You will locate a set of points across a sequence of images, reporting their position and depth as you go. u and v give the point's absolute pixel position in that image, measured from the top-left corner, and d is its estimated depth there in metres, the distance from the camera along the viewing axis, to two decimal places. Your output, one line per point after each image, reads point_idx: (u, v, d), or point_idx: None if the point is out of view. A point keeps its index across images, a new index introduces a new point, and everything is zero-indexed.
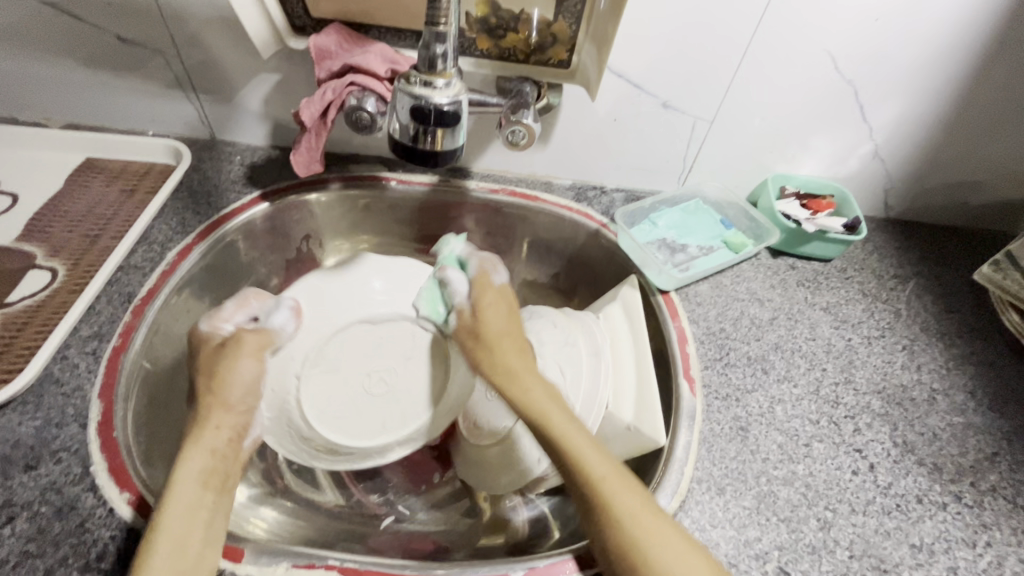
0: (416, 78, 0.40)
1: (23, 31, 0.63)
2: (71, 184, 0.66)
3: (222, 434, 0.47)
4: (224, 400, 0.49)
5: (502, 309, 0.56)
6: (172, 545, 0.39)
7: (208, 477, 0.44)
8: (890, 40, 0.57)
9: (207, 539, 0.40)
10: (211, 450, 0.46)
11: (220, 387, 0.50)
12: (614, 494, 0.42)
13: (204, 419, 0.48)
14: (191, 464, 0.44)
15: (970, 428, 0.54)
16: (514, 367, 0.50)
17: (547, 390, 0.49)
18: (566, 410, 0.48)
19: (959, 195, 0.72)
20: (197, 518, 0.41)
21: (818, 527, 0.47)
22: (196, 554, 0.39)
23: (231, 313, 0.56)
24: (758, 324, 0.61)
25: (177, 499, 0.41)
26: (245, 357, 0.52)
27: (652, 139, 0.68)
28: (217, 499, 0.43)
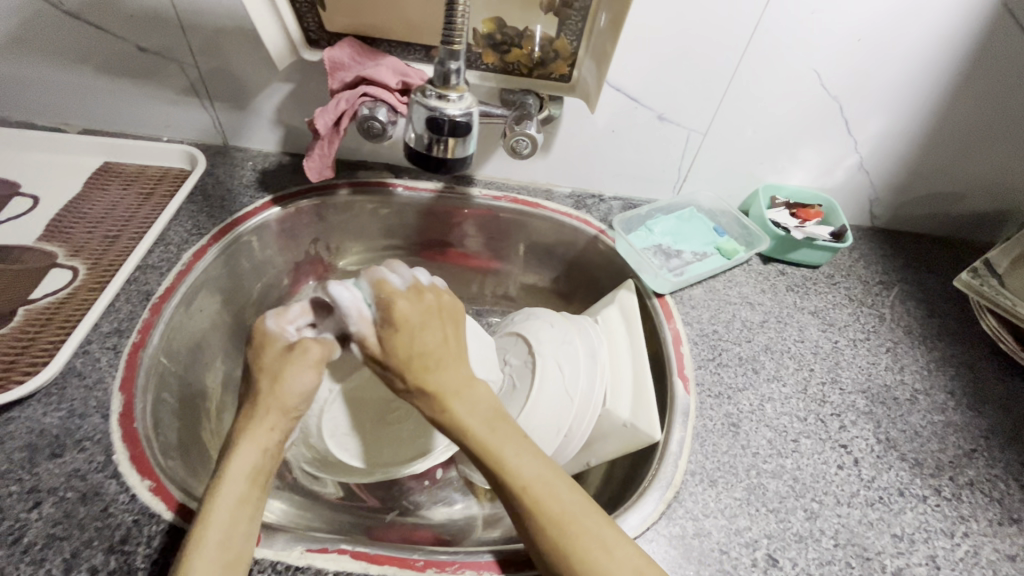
0: (432, 91, 0.43)
1: (46, 40, 0.66)
2: (89, 187, 0.69)
3: (275, 431, 0.48)
4: (281, 405, 0.49)
5: (436, 329, 0.49)
6: (219, 541, 0.41)
7: (255, 476, 0.45)
8: (872, 59, 0.61)
9: (250, 533, 0.42)
10: (262, 447, 0.47)
11: (278, 393, 0.50)
12: (529, 484, 0.43)
13: (260, 417, 0.48)
14: (242, 460, 0.45)
15: (949, 426, 0.57)
16: (434, 378, 0.47)
17: (472, 400, 0.48)
18: (484, 402, 0.48)
19: (940, 206, 0.76)
20: (242, 513, 0.42)
21: (805, 517, 0.49)
22: (240, 550, 0.41)
23: (297, 316, 0.55)
24: (749, 326, 0.64)
25: (225, 495, 0.43)
26: (306, 367, 0.51)
27: (649, 150, 0.71)
28: (261, 495, 0.45)
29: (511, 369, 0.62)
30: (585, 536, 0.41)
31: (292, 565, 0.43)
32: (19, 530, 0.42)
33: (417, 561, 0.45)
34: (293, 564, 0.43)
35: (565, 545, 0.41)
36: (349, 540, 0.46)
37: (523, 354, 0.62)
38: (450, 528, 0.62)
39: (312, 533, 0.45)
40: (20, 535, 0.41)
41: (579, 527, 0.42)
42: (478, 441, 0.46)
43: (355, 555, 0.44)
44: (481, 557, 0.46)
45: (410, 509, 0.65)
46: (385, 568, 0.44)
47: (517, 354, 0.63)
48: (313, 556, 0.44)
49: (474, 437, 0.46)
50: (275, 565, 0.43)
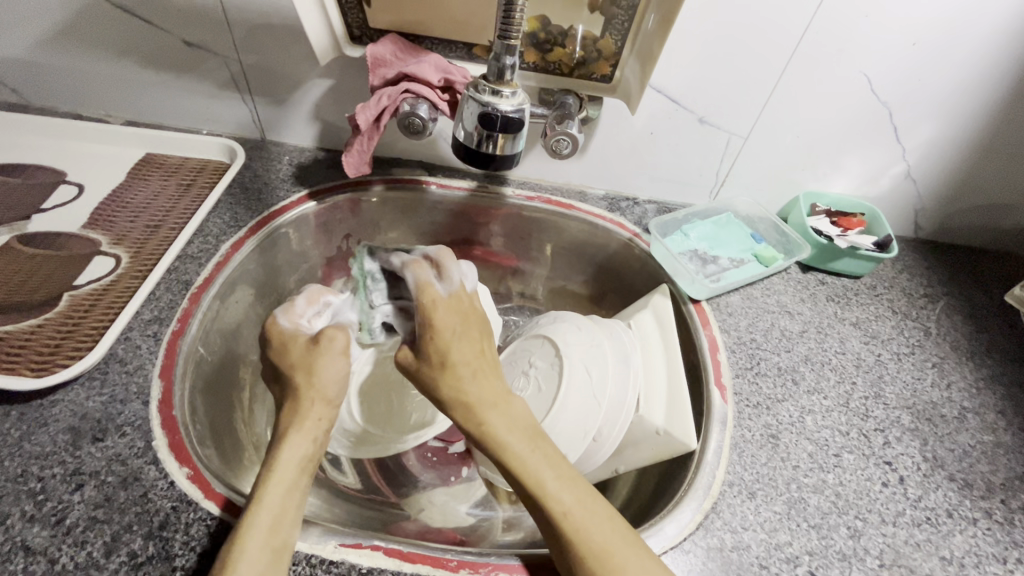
0: (485, 87, 0.43)
1: (97, 33, 0.67)
2: (131, 177, 0.70)
3: (322, 423, 0.49)
4: (324, 394, 0.50)
5: (458, 316, 0.52)
6: (269, 526, 0.41)
7: (305, 463, 0.46)
8: (928, 65, 0.59)
9: (294, 523, 0.42)
10: (311, 437, 0.47)
11: (313, 380, 0.50)
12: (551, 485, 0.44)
13: (306, 410, 0.49)
14: (292, 451, 0.46)
15: (1000, 446, 0.55)
16: (472, 388, 0.48)
17: (501, 419, 0.47)
18: (519, 417, 0.48)
19: (988, 218, 0.73)
20: (289, 501, 0.43)
21: (849, 535, 0.48)
22: (287, 539, 0.41)
23: (304, 309, 0.56)
24: (788, 335, 0.63)
25: (277, 482, 0.43)
26: (337, 355, 0.52)
27: (688, 153, 0.70)
28: (308, 484, 0.45)
29: (536, 372, 0.61)
30: (609, 537, 0.41)
31: (326, 559, 0.43)
32: (61, 511, 0.42)
33: (449, 562, 0.44)
34: (327, 558, 0.43)
35: (578, 543, 0.41)
36: (382, 536, 0.45)
37: (549, 356, 0.62)
38: (475, 530, 0.61)
39: (345, 528, 0.45)
40: (62, 517, 0.42)
41: (589, 527, 0.42)
42: (504, 448, 0.46)
43: (389, 552, 0.44)
44: (513, 560, 0.45)
45: (435, 507, 0.64)
46: (418, 566, 0.44)
47: (543, 356, 0.62)
48: (347, 552, 0.44)
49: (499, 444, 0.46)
50: (308, 559, 0.43)
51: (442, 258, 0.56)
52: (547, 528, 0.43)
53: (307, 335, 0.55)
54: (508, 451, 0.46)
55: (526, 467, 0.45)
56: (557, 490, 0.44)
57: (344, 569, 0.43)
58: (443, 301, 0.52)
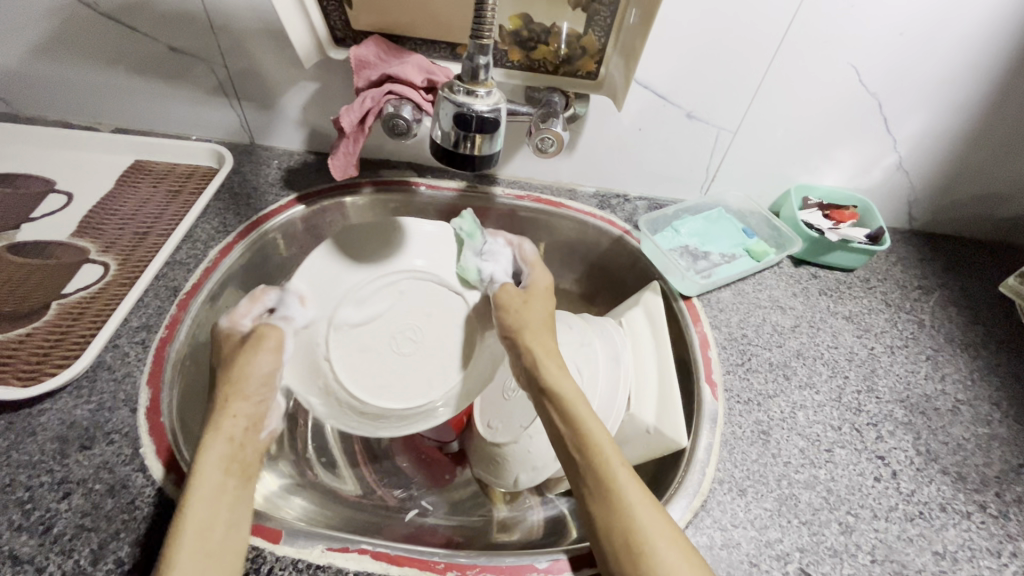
0: (460, 87, 0.43)
1: (81, 41, 0.67)
2: (120, 184, 0.70)
3: (240, 421, 0.48)
4: (240, 391, 0.49)
5: (546, 307, 0.58)
6: (198, 533, 0.40)
7: (228, 465, 0.44)
8: (916, 54, 0.58)
9: (230, 526, 0.41)
10: (229, 437, 0.46)
11: (235, 379, 0.49)
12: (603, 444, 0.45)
13: (224, 410, 0.48)
14: (211, 453, 0.44)
15: (995, 439, 0.54)
16: (566, 386, 0.50)
17: (587, 408, 0.48)
18: (581, 393, 0.50)
19: (983, 208, 0.72)
20: (221, 505, 0.42)
21: (840, 531, 0.47)
22: (221, 543, 0.40)
23: (247, 310, 0.54)
24: (780, 330, 0.62)
25: (203, 484, 0.42)
26: (266, 353, 0.52)
27: (677, 149, 0.70)
28: (238, 485, 0.44)
29: None
30: (637, 497, 0.41)
31: (312, 563, 0.43)
32: (48, 520, 0.42)
33: (436, 564, 0.44)
34: (314, 563, 0.43)
35: (616, 493, 0.42)
36: (371, 540, 0.46)
37: None
38: (469, 531, 0.61)
39: (333, 532, 0.45)
40: (50, 526, 0.42)
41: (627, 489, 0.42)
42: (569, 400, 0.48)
43: (376, 556, 0.44)
44: (502, 562, 0.45)
45: (430, 509, 0.64)
46: (406, 569, 0.44)
47: None
48: (334, 556, 0.44)
49: (564, 397, 0.49)
50: (295, 564, 0.43)
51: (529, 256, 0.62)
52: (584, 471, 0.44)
53: (242, 332, 0.54)
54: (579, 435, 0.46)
55: (583, 422, 0.47)
56: (607, 444, 0.45)
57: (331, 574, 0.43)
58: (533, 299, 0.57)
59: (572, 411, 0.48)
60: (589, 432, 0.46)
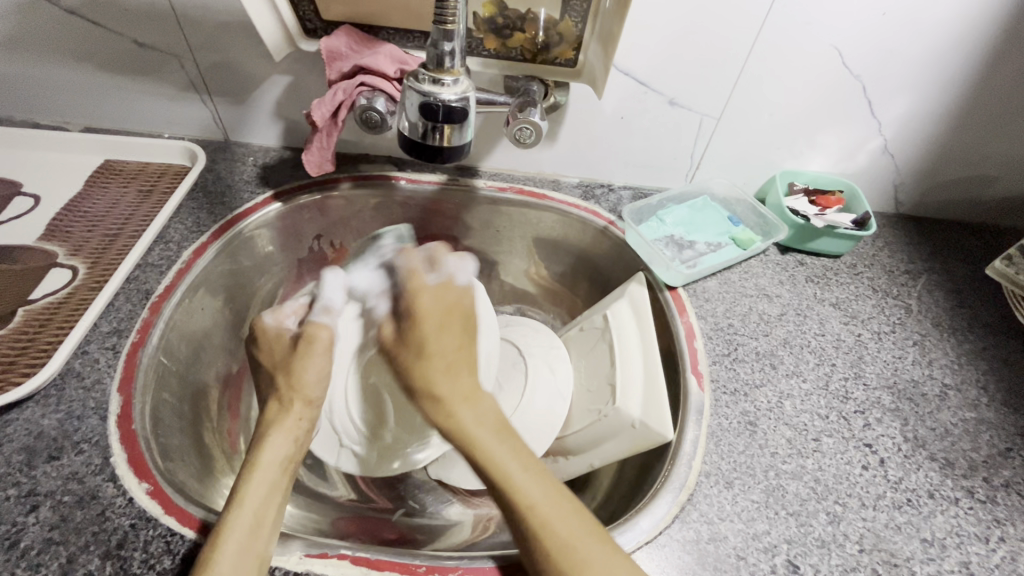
0: (425, 76, 0.41)
1: (42, 38, 0.65)
2: (90, 185, 0.68)
3: (303, 422, 0.51)
4: (304, 396, 0.52)
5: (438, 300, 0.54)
6: (252, 522, 0.41)
7: (286, 464, 0.47)
8: (900, 35, 0.57)
9: (276, 522, 0.42)
10: (292, 437, 0.49)
11: (296, 384, 0.53)
12: (520, 486, 0.42)
13: (289, 409, 0.51)
14: (273, 451, 0.47)
15: (983, 423, 0.54)
16: (465, 415, 0.46)
17: (504, 446, 0.44)
18: (491, 412, 0.47)
19: (969, 190, 0.72)
20: (272, 500, 0.43)
21: (828, 521, 0.47)
22: (268, 538, 0.41)
23: (291, 311, 0.61)
24: (766, 319, 0.61)
25: (258, 475, 0.44)
26: (319, 355, 0.56)
27: (661, 137, 0.68)
28: (288, 485, 0.46)
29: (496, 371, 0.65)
30: (571, 527, 0.40)
31: (289, 570, 0.42)
32: (15, 534, 0.41)
33: (417, 567, 0.43)
34: (292, 570, 0.42)
35: (541, 542, 0.39)
36: (350, 544, 0.45)
37: (512, 356, 0.66)
38: (456, 530, 0.60)
39: (312, 538, 0.44)
40: (16, 540, 0.41)
41: (553, 526, 0.40)
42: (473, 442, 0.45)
43: (355, 561, 0.43)
44: (483, 564, 0.44)
45: (416, 508, 0.63)
46: (386, 573, 0.43)
47: (505, 357, 0.66)
48: (313, 562, 0.43)
49: (468, 438, 0.45)
50: (272, 572, 0.42)
51: (435, 251, 0.60)
52: (508, 516, 0.42)
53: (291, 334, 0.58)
54: (476, 445, 0.44)
55: (491, 461, 0.43)
56: (527, 488, 0.42)
57: None
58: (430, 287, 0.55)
59: (471, 441, 0.44)
60: (492, 463, 0.43)
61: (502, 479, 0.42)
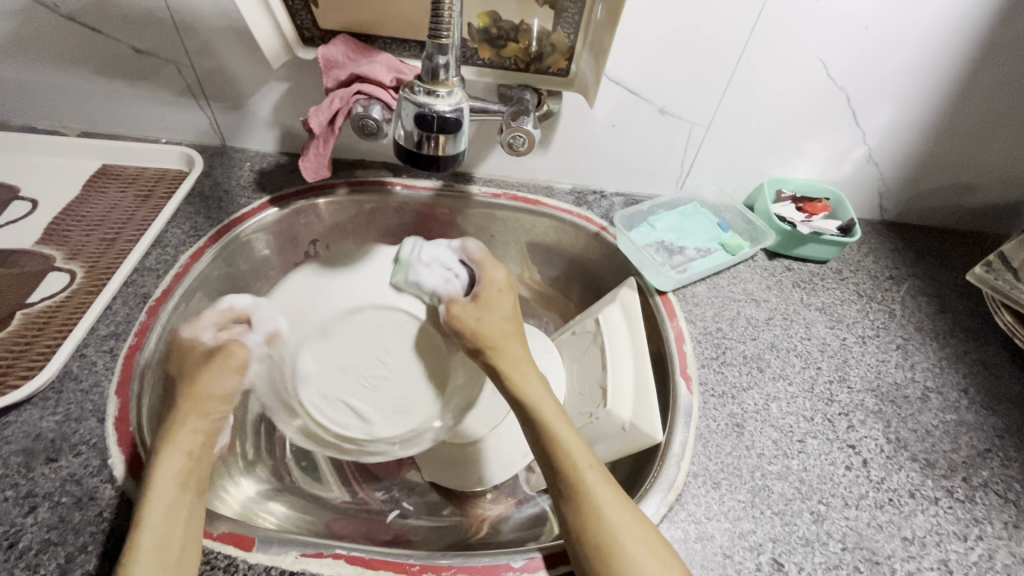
0: (420, 88, 0.43)
1: (42, 44, 0.66)
2: (87, 190, 0.69)
3: (198, 436, 0.48)
4: (200, 408, 0.50)
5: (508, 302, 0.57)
6: (153, 548, 0.39)
7: (184, 480, 0.44)
8: (882, 47, 0.59)
9: (187, 539, 0.41)
10: (186, 452, 0.46)
11: (195, 398, 0.50)
12: (571, 449, 0.46)
13: (178, 427, 0.48)
14: (168, 467, 0.44)
15: (962, 425, 0.55)
16: (532, 390, 0.51)
17: (564, 425, 0.48)
18: (548, 394, 0.51)
19: (951, 198, 0.74)
20: (176, 519, 0.42)
21: (812, 520, 0.48)
22: (179, 556, 0.40)
23: (209, 322, 0.56)
24: (754, 323, 0.63)
25: (157, 500, 0.42)
26: (229, 369, 0.53)
27: (652, 145, 0.70)
28: (195, 500, 0.44)
29: None
30: (622, 519, 0.42)
31: (285, 570, 0.43)
32: (14, 535, 0.42)
33: (411, 566, 0.44)
34: (288, 569, 0.43)
35: (587, 494, 0.43)
36: (345, 544, 0.45)
37: None
38: (449, 530, 0.61)
39: (307, 538, 0.45)
40: (15, 541, 0.41)
41: (598, 490, 0.44)
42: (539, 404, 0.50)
43: (350, 560, 0.44)
44: (477, 562, 0.45)
45: (410, 509, 0.64)
46: (381, 572, 0.44)
47: None
48: (308, 561, 0.44)
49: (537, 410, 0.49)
50: (268, 571, 0.43)
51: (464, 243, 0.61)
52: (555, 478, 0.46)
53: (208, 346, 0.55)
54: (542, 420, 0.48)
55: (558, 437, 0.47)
56: (578, 451, 0.46)
57: None
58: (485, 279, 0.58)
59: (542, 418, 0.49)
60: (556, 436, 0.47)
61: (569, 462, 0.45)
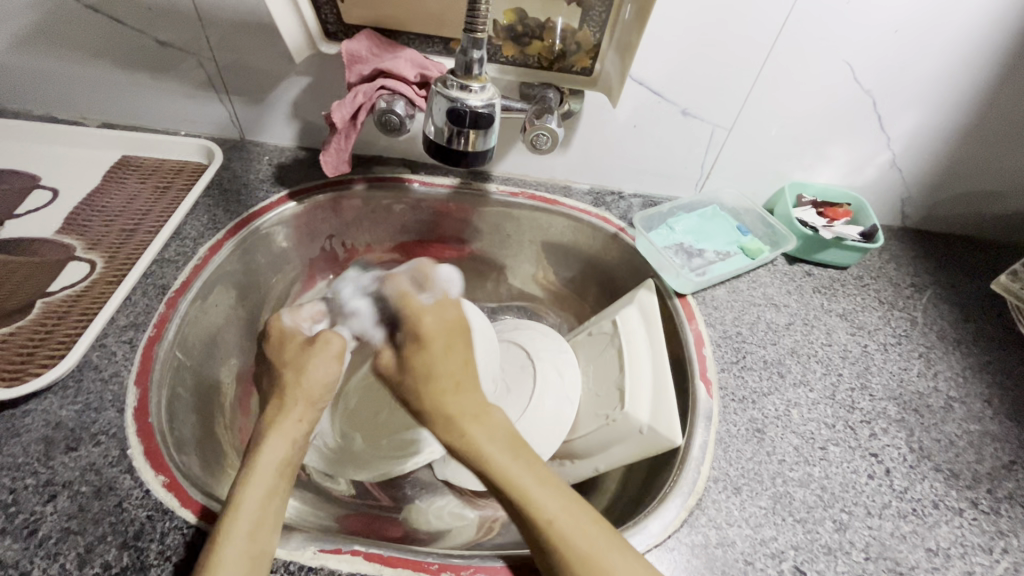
0: (453, 82, 0.43)
1: (66, 34, 0.66)
2: (107, 180, 0.69)
3: (302, 424, 0.51)
4: (308, 396, 0.53)
5: (448, 316, 0.57)
6: (249, 529, 0.41)
7: (281, 469, 0.46)
8: (910, 52, 0.58)
9: (273, 524, 0.42)
10: (291, 439, 0.49)
11: (301, 382, 0.54)
12: (528, 490, 0.43)
13: (288, 411, 0.51)
14: (271, 453, 0.47)
15: (987, 436, 0.54)
16: (480, 435, 0.47)
17: (523, 464, 0.45)
18: (502, 428, 0.48)
19: (974, 205, 0.73)
20: (268, 504, 0.43)
21: (834, 528, 0.47)
22: (265, 540, 0.41)
23: (308, 313, 0.62)
24: (775, 328, 0.62)
25: (253, 485, 0.43)
26: (326, 357, 0.56)
27: (673, 146, 0.69)
28: (285, 488, 0.45)
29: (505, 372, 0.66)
30: (592, 543, 0.40)
31: (304, 565, 0.43)
32: (33, 523, 0.42)
33: (430, 564, 0.44)
34: (306, 565, 0.43)
35: (560, 546, 0.40)
36: (363, 540, 0.45)
37: (521, 359, 0.66)
38: (462, 529, 0.60)
39: (325, 533, 0.45)
40: (34, 529, 0.41)
41: (572, 540, 0.40)
42: (485, 458, 0.46)
43: (368, 557, 0.43)
44: (495, 562, 0.44)
45: (423, 507, 0.64)
46: (399, 570, 0.43)
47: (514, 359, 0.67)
48: (327, 557, 0.43)
49: (481, 456, 0.46)
50: (287, 566, 0.43)
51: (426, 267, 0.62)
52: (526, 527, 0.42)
53: (304, 334, 0.60)
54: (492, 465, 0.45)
55: (512, 480, 0.44)
56: (541, 495, 0.43)
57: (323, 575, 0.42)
58: (430, 308, 0.57)
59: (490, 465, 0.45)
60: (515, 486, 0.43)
61: (534, 515, 0.42)
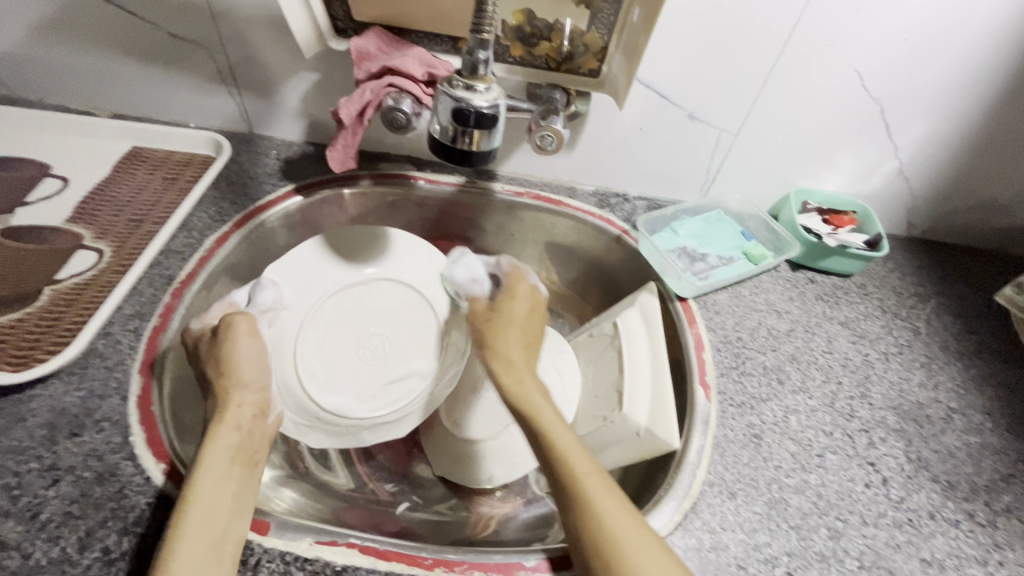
0: (459, 82, 0.43)
1: (80, 25, 0.67)
2: (117, 171, 0.70)
3: (246, 410, 0.49)
4: (239, 382, 0.50)
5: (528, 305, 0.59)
6: (203, 519, 0.40)
7: (235, 453, 0.45)
8: (920, 60, 0.58)
9: (235, 509, 0.42)
10: (236, 426, 0.47)
11: (229, 369, 0.50)
12: (571, 452, 0.44)
13: (228, 402, 0.49)
14: (222, 440, 0.46)
15: (986, 448, 0.54)
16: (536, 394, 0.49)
17: (567, 429, 0.46)
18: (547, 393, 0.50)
19: (980, 217, 0.72)
20: (224, 490, 0.42)
21: (829, 536, 0.47)
22: (224, 528, 0.40)
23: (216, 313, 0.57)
24: (775, 334, 0.62)
25: (207, 475, 0.42)
26: (244, 336, 0.53)
27: (679, 150, 0.69)
28: (241, 474, 0.45)
29: None
30: (622, 525, 0.40)
31: (300, 556, 0.43)
32: (36, 506, 0.42)
33: (424, 560, 0.44)
34: (302, 556, 0.43)
35: (590, 502, 0.41)
36: (359, 534, 0.45)
37: None
38: (459, 525, 0.61)
39: (321, 526, 0.45)
40: (38, 511, 0.42)
41: (602, 501, 0.41)
42: (533, 408, 0.48)
43: (364, 550, 0.44)
44: (488, 560, 0.45)
45: (419, 503, 0.64)
46: (393, 564, 0.44)
47: None
48: (322, 549, 0.44)
49: (531, 409, 0.48)
50: (284, 556, 0.43)
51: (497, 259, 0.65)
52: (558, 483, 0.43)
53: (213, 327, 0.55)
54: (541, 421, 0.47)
55: (557, 438, 0.45)
56: (577, 454, 0.44)
57: (318, 566, 0.43)
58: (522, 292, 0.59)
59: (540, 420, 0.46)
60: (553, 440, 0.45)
61: (571, 470, 0.43)
